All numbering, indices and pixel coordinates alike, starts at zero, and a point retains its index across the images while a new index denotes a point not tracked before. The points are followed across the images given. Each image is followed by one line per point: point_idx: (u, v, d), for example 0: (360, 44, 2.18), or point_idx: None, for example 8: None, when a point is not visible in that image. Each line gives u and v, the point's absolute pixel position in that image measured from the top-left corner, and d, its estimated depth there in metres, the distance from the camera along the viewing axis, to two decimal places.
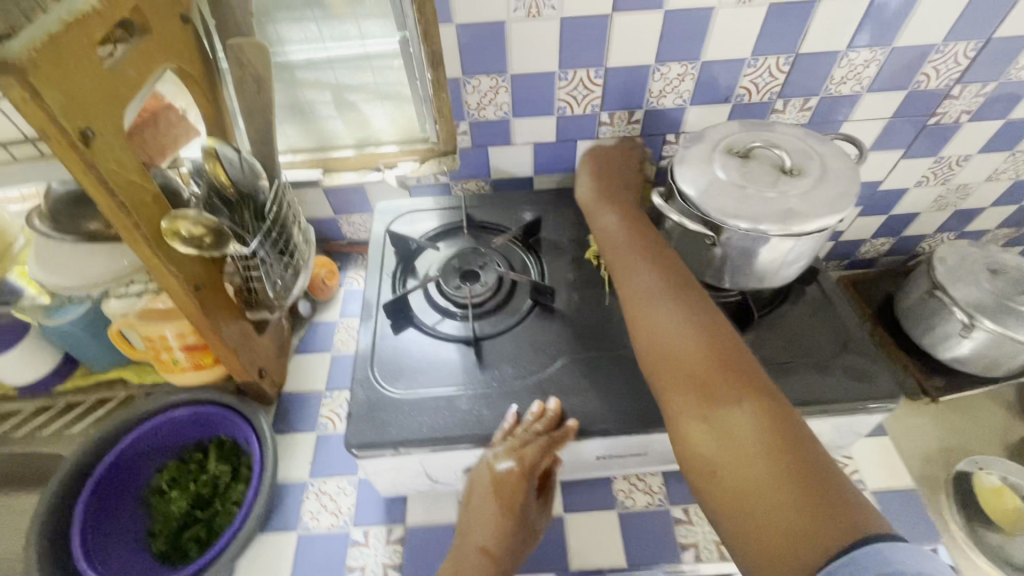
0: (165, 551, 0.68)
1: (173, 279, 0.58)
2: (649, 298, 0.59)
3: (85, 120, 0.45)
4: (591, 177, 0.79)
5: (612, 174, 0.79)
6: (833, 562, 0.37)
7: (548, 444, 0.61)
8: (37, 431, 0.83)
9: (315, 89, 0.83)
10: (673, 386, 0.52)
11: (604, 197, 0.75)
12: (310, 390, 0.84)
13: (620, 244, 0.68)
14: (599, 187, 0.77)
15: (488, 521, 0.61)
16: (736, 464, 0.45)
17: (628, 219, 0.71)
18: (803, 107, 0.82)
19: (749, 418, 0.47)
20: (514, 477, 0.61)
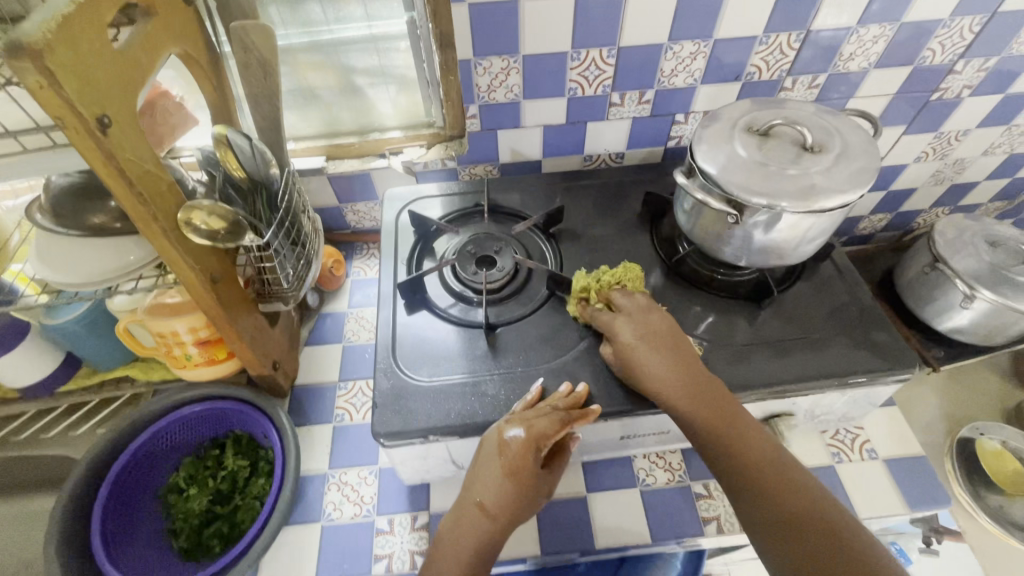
0: (187, 547, 0.67)
1: (190, 272, 0.56)
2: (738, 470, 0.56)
3: (102, 106, 0.43)
4: (643, 342, 0.61)
5: (663, 328, 0.62)
6: None
7: (566, 418, 0.57)
8: (42, 434, 0.81)
9: (318, 73, 0.81)
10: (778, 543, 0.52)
11: (676, 373, 0.59)
12: (324, 381, 0.83)
13: (704, 411, 0.58)
14: (661, 359, 0.60)
15: (488, 484, 0.57)
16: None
17: (713, 405, 0.58)
18: (810, 85, 0.83)
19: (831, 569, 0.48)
20: (521, 445, 0.56)
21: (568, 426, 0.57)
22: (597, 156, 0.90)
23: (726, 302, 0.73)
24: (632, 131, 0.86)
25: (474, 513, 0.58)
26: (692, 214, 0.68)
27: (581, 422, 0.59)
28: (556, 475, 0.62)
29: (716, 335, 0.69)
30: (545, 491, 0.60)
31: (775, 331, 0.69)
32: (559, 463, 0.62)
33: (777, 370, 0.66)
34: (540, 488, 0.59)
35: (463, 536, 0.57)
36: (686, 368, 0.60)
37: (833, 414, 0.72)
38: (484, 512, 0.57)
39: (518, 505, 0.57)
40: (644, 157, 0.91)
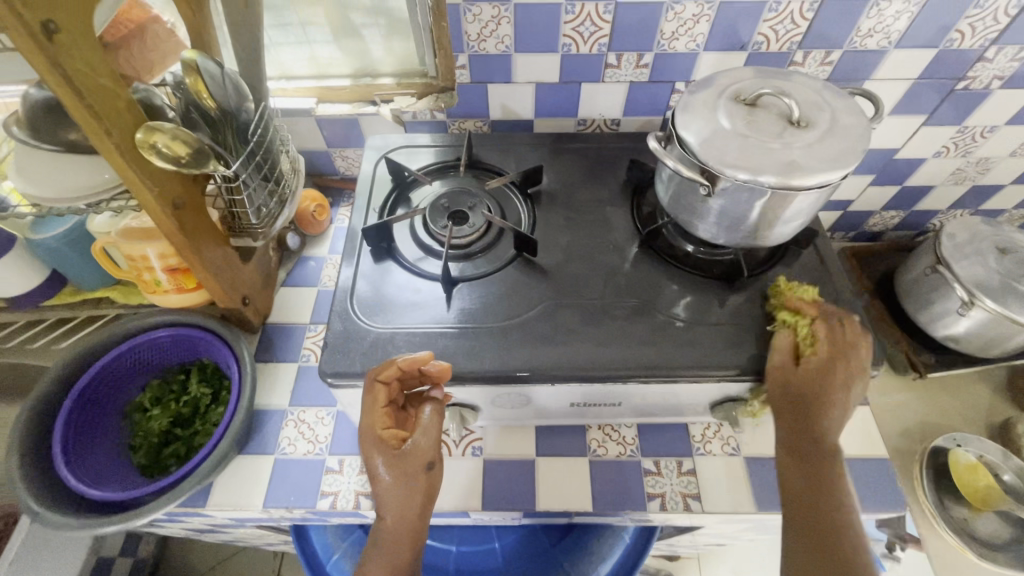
0: (145, 463, 0.70)
1: (150, 196, 0.56)
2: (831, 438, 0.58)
3: (49, 12, 0.43)
4: (838, 377, 0.59)
5: (846, 369, 0.59)
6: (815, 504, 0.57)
7: (368, 392, 0.58)
8: (27, 345, 0.84)
9: (310, 8, 0.79)
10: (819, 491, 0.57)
11: (823, 397, 0.59)
12: (294, 321, 0.85)
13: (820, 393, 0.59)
14: (834, 387, 0.59)
15: (372, 489, 0.56)
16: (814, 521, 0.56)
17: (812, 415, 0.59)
18: (823, 61, 0.77)
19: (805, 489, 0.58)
20: (368, 439, 0.57)
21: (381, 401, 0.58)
22: (591, 120, 0.87)
23: (698, 280, 0.70)
24: (629, 96, 0.83)
25: (382, 526, 0.57)
26: (669, 185, 0.65)
27: (384, 374, 0.58)
28: (429, 429, 0.57)
29: (680, 311, 0.67)
30: (424, 458, 0.56)
31: (741, 314, 0.67)
32: (423, 421, 0.58)
33: (736, 353, 0.64)
34: (411, 459, 0.56)
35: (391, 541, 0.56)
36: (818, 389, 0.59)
37: None
38: (388, 520, 0.56)
39: (402, 493, 0.56)
40: (642, 126, 0.87)
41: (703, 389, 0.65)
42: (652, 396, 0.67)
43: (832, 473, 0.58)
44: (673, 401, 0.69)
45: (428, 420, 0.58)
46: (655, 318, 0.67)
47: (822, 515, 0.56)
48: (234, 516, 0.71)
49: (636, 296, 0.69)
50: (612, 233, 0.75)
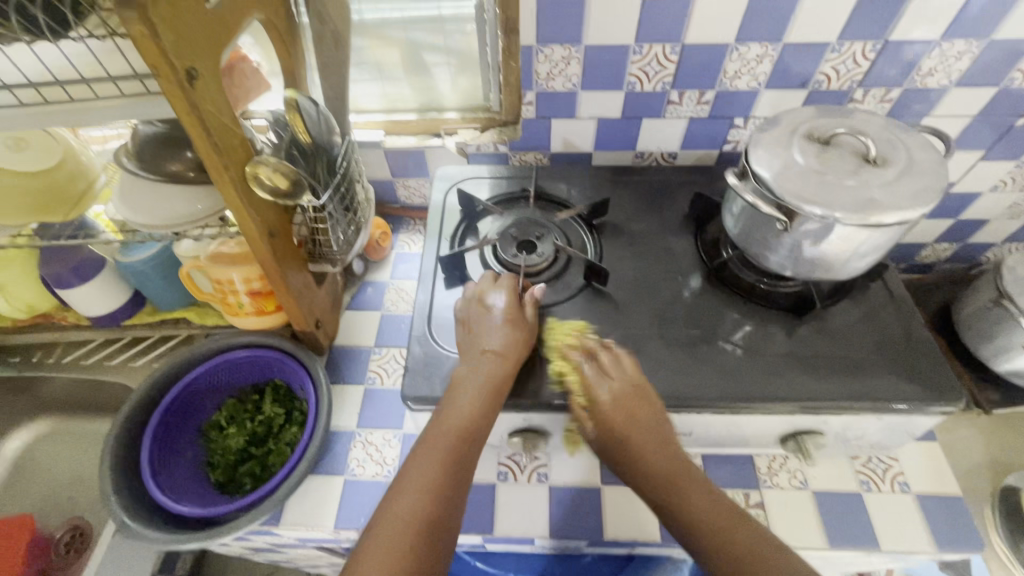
0: (222, 481, 0.73)
1: (252, 224, 0.60)
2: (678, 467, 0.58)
3: (191, 59, 0.47)
4: (631, 405, 0.59)
5: (648, 400, 0.60)
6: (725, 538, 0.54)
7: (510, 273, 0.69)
8: (106, 362, 0.90)
9: (386, 49, 0.84)
10: (711, 527, 0.55)
11: (657, 440, 0.59)
12: (359, 344, 0.87)
13: (626, 421, 0.59)
14: (638, 435, 0.59)
15: (479, 332, 0.63)
16: (738, 552, 0.53)
17: (635, 464, 0.59)
18: (882, 98, 0.79)
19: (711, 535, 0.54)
20: (512, 298, 0.66)
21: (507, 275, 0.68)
22: (649, 153, 0.89)
23: (764, 311, 0.71)
24: (688, 131, 0.85)
25: (491, 370, 0.60)
26: (740, 218, 0.67)
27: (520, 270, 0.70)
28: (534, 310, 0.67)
29: (743, 339, 0.69)
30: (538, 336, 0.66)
31: (812, 346, 0.68)
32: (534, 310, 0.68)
33: (809, 385, 0.64)
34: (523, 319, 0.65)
35: (483, 383, 0.59)
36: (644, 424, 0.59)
37: (866, 440, 0.70)
38: (504, 367, 0.61)
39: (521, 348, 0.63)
40: (698, 159, 0.90)
41: (775, 421, 0.65)
42: (723, 427, 0.67)
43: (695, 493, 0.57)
44: (742, 433, 0.69)
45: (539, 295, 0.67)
46: (724, 348, 0.68)
47: (729, 548, 0.53)
48: (304, 536, 0.72)
49: (704, 326, 0.70)
50: (675, 263, 0.77)
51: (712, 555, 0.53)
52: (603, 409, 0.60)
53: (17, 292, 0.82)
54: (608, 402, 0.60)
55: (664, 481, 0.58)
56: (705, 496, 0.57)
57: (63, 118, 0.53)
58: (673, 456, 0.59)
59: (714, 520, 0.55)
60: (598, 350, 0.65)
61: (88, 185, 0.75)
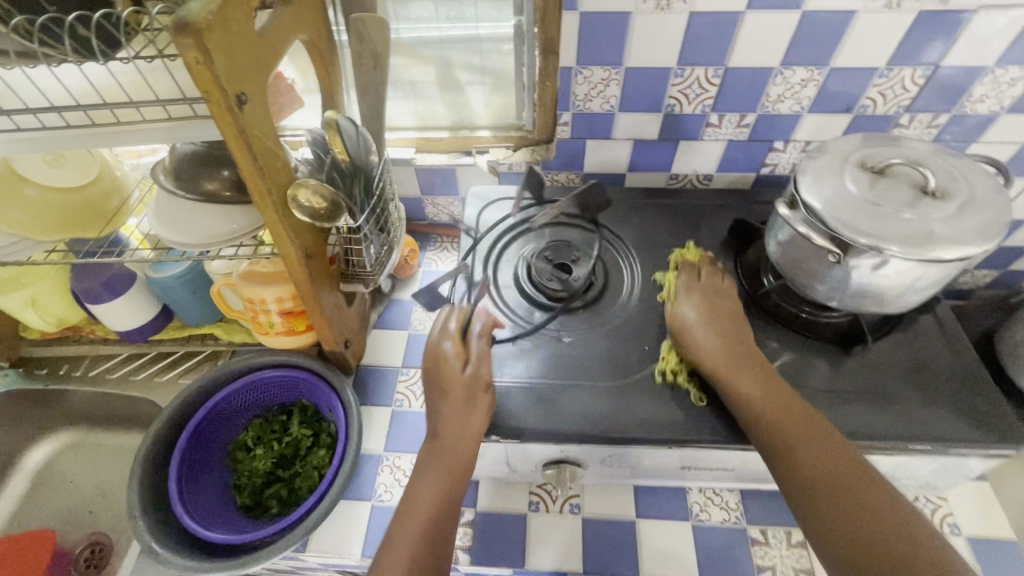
0: (249, 504, 0.71)
1: (290, 246, 0.59)
2: (783, 403, 0.59)
3: (241, 84, 0.46)
4: (714, 312, 0.67)
5: (726, 308, 0.68)
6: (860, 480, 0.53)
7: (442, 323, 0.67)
8: (133, 376, 0.90)
9: (421, 67, 0.84)
10: (828, 483, 0.53)
11: (761, 376, 0.61)
12: (387, 364, 0.86)
13: (714, 339, 0.64)
14: (748, 376, 0.61)
15: (433, 410, 0.61)
16: (868, 499, 0.52)
17: (756, 411, 0.58)
18: (929, 124, 0.77)
19: (849, 482, 0.53)
20: (444, 354, 0.64)
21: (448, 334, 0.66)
22: (684, 175, 0.88)
23: (808, 342, 0.69)
24: (725, 153, 0.84)
25: (438, 444, 0.60)
26: (787, 247, 0.65)
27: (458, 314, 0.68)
28: (479, 357, 0.64)
29: (786, 372, 0.66)
30: (485, 382, 0.63)
31: (860, 381, 0.65)
32: (484, 354, 0.65)
33: (858, 423, 0.62)
34: (470, 378, 0.62)
35: (436, 465, 0.59)
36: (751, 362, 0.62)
37: (915, 479, 0.67)
38: (447, 438, 0.59)
39: (463, 411, 0.60)
40: (734, 182, 0.88)
41: None
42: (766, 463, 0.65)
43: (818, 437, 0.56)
44: None
45: (481, 349, 0.66)
46: None
47: (862, 494, 0.52)
48: (330, 563, 0.70)
49: None
50: None
51: (858, 492, 0.52)
52: (681, 315, 0.67)
53: (47, 305, 0.82)
54: (694, 316, 0.67)
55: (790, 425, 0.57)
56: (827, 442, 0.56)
57: (109, 140, 0.52)
58: (786, 399, 0.59)
59: (838, 468, 0.54)
60: (691, 266, 0.73)
61: (123, 202, 0.76)
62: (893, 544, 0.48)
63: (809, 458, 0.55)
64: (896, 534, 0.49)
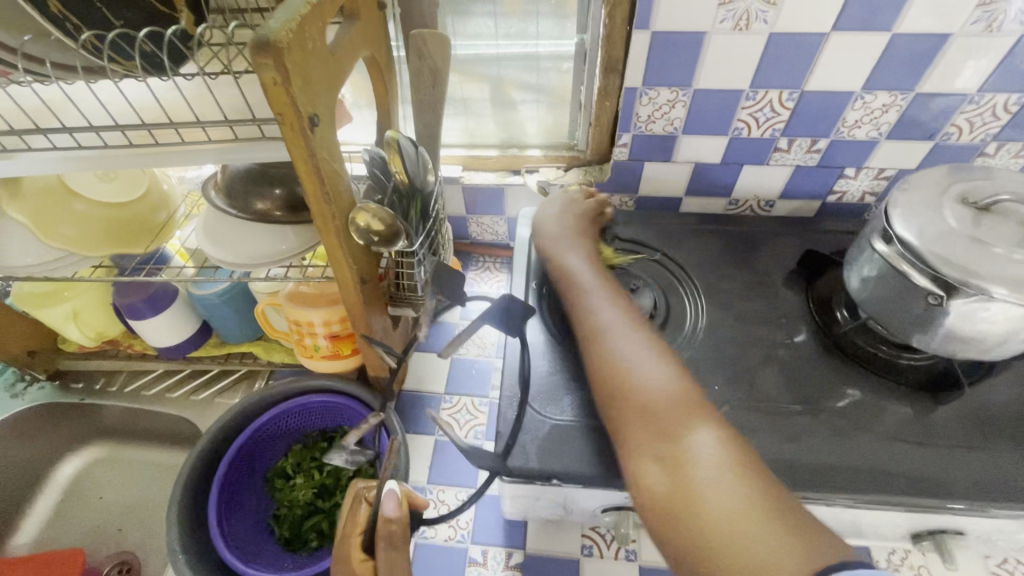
0: (288, 536, 0.68)
1: (347, 271, 0.56)
2: (618, 331, 0.54)
3: (314, 106, 0.44)
4: (578, 235, 0.70)
5: (585, 231, 0.71)
6: (670, 413, 0.45)
7: (351, 508, 0.54)
8: (169, 393, 0.88)
9: (474, 85, 0.81)
10: (647, 418, 0.45)
11: (609, 301, 0.58)
12: (430, 390, 0.82)
13: (579, 268, 0.64)
14: (593, 300, 0.59)
15: None
16: (677, 434, 0.43)
17: (594, 338, 0.54)
18: (1018, 153, 0.71)
19: (674, 418, 0.44)
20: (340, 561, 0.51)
21: (354, 550, 0.51)
22: (745, 201, 0.83)
23: (889, 386, 0.64)
24: (791, 179, 0.79)
25: None
26: (874, 284, 0.61)
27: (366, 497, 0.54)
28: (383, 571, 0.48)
29: (866, 420, 0.62)
30: None
31: (949, 432, 0.60)
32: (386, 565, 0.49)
33: (952, 479, 0.57)
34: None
35: None
36: (602, 290, 0.60)
37: (1012, 541, 0.61)
38: None
39: None
40: (797, 209, 0.84)
41: (910, 515, 0.57)
42: (846, 518, 0.60)
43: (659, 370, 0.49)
44: (865, 524, 0.61)
45: (389, 561, 0.49)
46: (847, 429, 0.61)
47: (664, 422, 0.44)
48: None
49: (821, 400, 0.63)
50: (781, 325, 0.71)
51: (660, 421, 0.44)
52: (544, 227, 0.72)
53: (88, 319, 0.80)
54: (558, 241, 0.69)
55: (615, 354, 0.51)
56: (667, 371, 0.49)
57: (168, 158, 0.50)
58: (632, 329, 0.54)
59: (655, 397, 0.46)
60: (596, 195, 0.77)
61: (170, 217, 0.74)
62: (683, 491, 0.39)
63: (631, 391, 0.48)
64: (681, 469, 0.41)
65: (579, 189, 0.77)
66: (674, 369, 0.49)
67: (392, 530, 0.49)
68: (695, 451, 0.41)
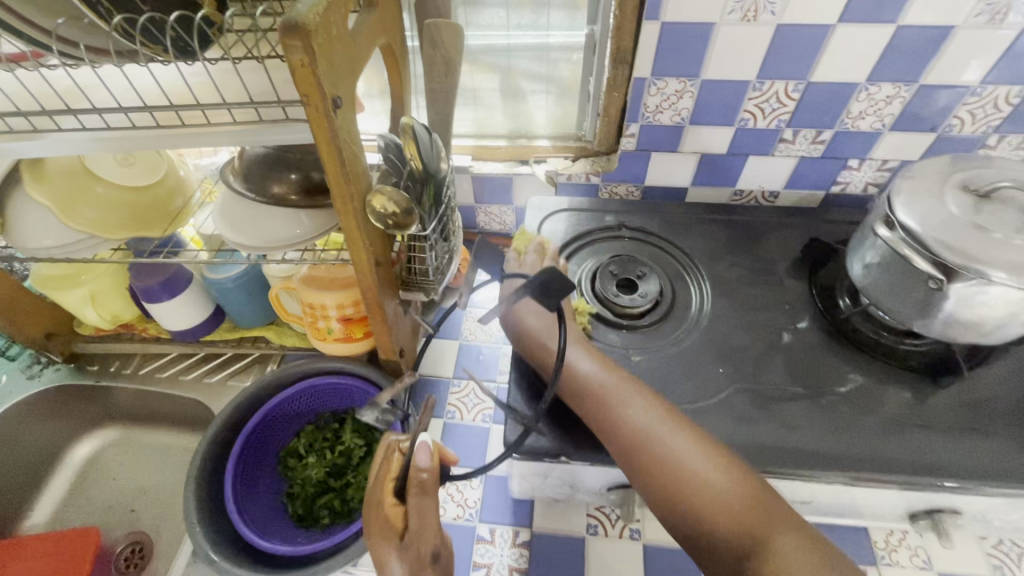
0: (301, 514, 0.70)
1: (363, 254, 0.58)
2: (661, 440, 0.53)
3: (337, 89, 0.45)
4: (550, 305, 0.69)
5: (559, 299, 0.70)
6: (746, 530, 0.47)
7: (383, 462, 0.54)
8: (182, 376, 0.90)
9: (484, 75, 0.83)
10: (732, 541, 0.48)
11: (637, 404, 0.57)
12: (438, 375, 0.84)
13: (582, 361, 0.61)
14: (619, 405, 0.57)
15: None
16: (762, 553, 0.46)
17: (643, 461, 0.53)
18: (1019, 146, 0.73)
19: (758, 536, 0.47)
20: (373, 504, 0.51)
21: (387, 494, 0.51)
22: (749, 191, 0.85)
23: (889, 371, 0.66)
24: (796, 170, 0.81)
25: None
26: (876, 271, 0.62)
27: (397, 452, 0.55)
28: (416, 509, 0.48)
29: (866, 403, 0.63)
30: (429, 547, 0.47)
31: (947, 415, 0.62)
32: (422, 505, 0.49)
33: (949, 460, 0.58)
34: (417, 551, 0.47)
35: None
36: (622, 388, 0.58)
37: (1007, 523, 0.63)
38: None
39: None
40: (801, 200, 0.85)
41: (908, 495, 0.59)
42: (845, 498, 0.62)
43: (715, 481, 0.50)
44: (864, 505, 0.63)
45: (423, 505, 0.49)
46: (847, 412, 0.63)
47: (750, 545, 0.47)
48: None
49: (822, 384, 0.65)
50: (784, 312, 0.72)
51: (745, 543, 0.47)
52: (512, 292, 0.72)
53: (105, 302, 0.82)
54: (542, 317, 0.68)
55: (666, 472, 0.52)
56: (723, 478, 0.50)
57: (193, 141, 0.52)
58: (669, 430, 0.54)
59: (729, 514, 0.48)
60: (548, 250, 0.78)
61: (184, 203, 0.75)
62: None
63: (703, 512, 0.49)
64: None
65: (534, 248, 0.77)
66: (730, 472, 0.51)
67: (423, 478, 0.49)
68: (781, 560, 0.45)
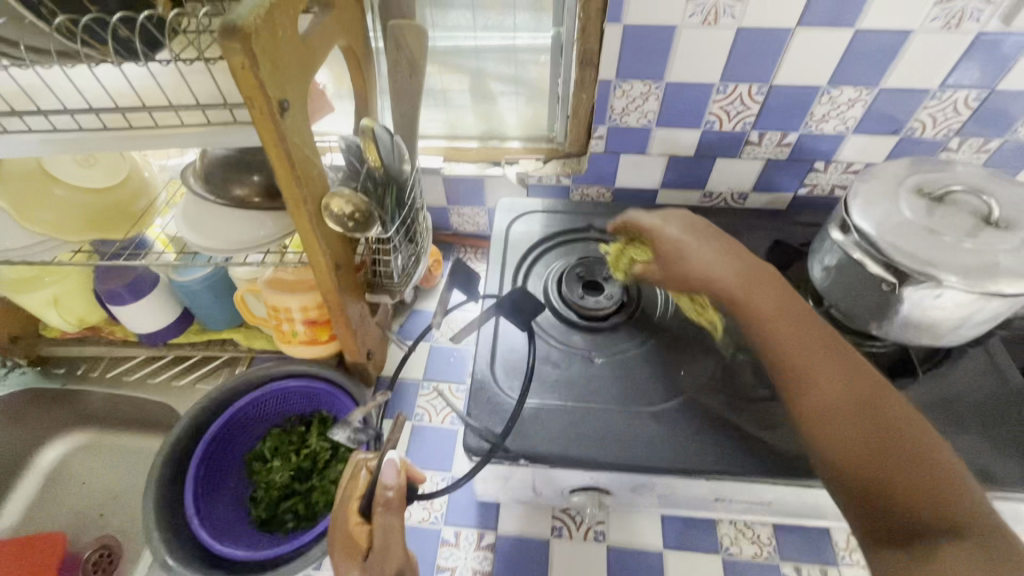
0: (264, 517, 0.70)
1: (321, 256, 0.57)
2: (807, 349, 0.52)
3: (283, 91, 0.45)
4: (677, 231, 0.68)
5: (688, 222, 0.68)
6: (892, 445, 0.45)
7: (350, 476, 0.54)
8: (150, 379, 0.90)
9: (454, 76, 0.83)
10: (867, 456, 0.45)
11: (792, 321, 0.55)
12: (408, 377, 0.84)
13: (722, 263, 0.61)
14: (775, 324, 0.55)
15: None
16: (900, 468, 0.43)
17: (787, 378, 0.52)
18: (980, 148, 0.74)
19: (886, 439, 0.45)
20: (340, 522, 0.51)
21: (353, 514, 0.50)
22: (718, 193, 0.85)
23: None
24: (763, 173, 0.81)
25: None
26: (834, 273, 0.63)
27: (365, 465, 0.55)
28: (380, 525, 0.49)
29: None
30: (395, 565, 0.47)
31: None
32: (387, 522, 0.49)
33: None
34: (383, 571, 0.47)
35: None
36: (787, 312, 0.55)
37: None
38: None
39: None
40: (770, 202, 0.86)
41: None
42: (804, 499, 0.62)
43: (885, 411, 0.47)
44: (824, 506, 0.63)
45: (389, 523, 0.49)
46: None
47: (894, 464, 0.43)
48: None
49: None
50: None
51: (869, 453, 0.45)
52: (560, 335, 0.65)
53: (70, 305, 0.81)
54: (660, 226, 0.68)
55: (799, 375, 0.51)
56: (885, 403, 0.47)
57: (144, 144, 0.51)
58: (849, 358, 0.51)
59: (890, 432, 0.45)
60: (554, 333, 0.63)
61: (150, 204, 0.75)
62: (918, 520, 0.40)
63: (837, 440, 0.47)
64: (929, 502, 0.41)
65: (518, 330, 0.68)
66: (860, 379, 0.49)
67: (389, 495, 0.50)
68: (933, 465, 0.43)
